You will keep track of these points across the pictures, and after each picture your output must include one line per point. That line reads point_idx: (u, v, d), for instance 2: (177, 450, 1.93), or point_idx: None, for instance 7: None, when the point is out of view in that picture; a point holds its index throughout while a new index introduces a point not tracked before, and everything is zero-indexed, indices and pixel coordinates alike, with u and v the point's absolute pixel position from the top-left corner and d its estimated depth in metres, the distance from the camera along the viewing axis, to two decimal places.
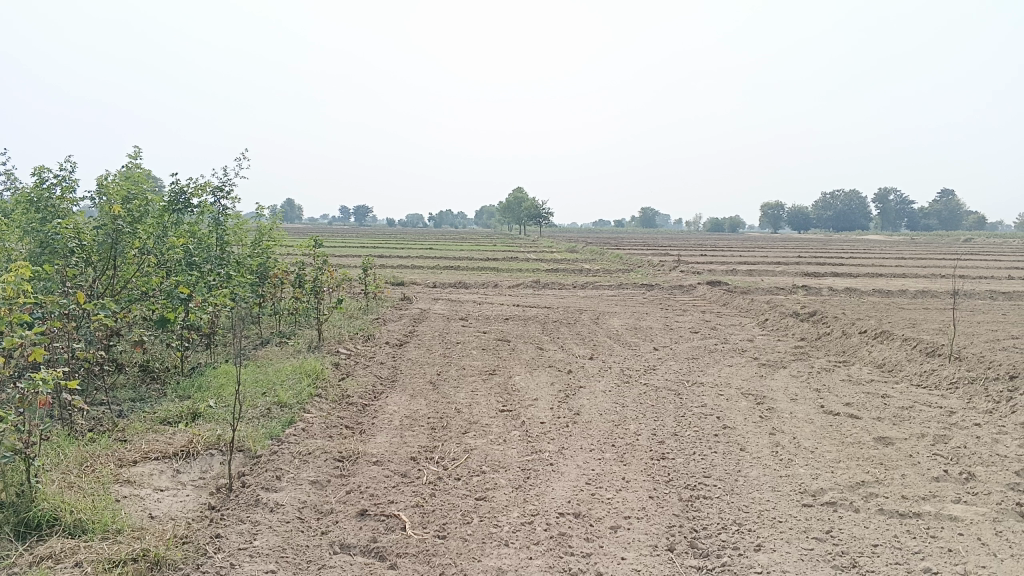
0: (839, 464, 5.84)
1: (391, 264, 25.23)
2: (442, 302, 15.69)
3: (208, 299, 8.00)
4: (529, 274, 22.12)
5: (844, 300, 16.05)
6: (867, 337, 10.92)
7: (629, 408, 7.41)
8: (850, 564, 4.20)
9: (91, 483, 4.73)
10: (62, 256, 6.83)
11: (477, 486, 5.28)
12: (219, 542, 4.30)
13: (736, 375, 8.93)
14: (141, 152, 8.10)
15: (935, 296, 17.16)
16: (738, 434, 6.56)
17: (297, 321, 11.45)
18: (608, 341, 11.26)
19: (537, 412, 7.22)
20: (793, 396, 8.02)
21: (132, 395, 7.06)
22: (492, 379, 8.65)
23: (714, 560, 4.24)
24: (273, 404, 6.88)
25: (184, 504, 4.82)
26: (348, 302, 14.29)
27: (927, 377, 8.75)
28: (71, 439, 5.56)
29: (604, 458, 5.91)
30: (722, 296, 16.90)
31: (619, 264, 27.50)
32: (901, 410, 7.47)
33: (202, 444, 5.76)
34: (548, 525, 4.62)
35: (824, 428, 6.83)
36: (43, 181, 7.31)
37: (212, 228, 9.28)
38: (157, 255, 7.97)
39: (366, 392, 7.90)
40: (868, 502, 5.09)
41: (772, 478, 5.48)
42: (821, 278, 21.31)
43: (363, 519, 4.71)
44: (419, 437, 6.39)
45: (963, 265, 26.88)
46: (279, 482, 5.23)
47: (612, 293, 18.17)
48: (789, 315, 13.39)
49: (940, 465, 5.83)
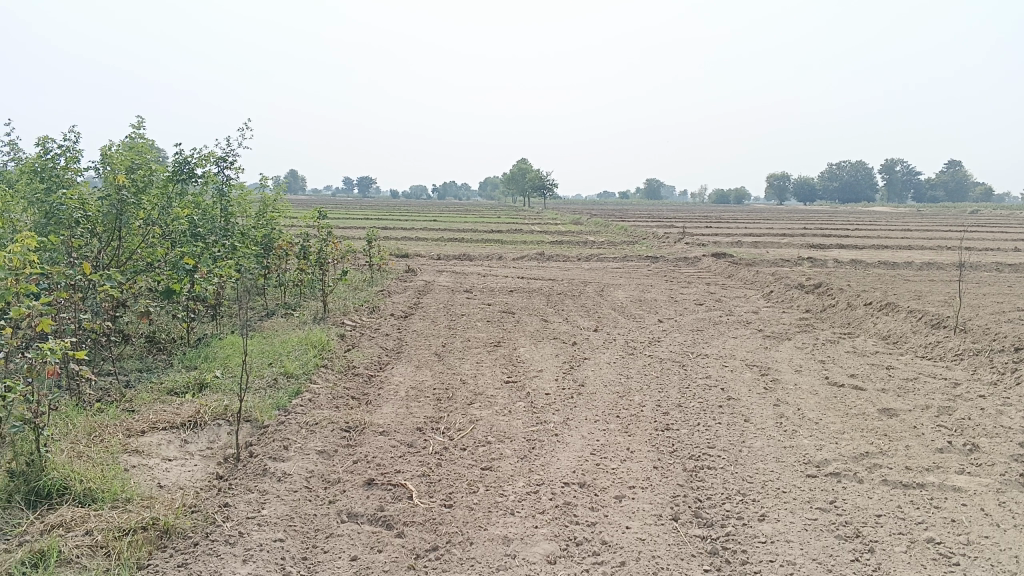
0: (843, 435, 5.86)
1: (395, 236, 25.22)
2: (446, 274, 15.70)
3: (213, 270, 8.02)
4: (534, 246, 22.07)
5: (849, 272, 16.01)
6: (872, 309, 10.91)
7: (634, 379, 7.43)
8: (854, 534, 4.23)
9: (100, 453, 4.77)
10: (67, 227, 6.84)
11: (483, 456, 5.31)
12: (228, 510, 4.34)
13: (741, 347, 8.95)
14: (144, 122, 8.07)
15: (941, 268, 17.11)
16: (742, 405, 6.58)
17: (303, 293, 11.47)
18: (612, 313, 11.26)
19: (541, 383, 7.25)
20: (797, 367, 8.04)
21: (139, 366, 7.10)
22: (497, 350, 8.67)
23: (718, 530, 4.27)
24: (279, 375, 6.91)
25: (193, 473, 4.86)
26: (352, 274, 14.30)
27: (932, 349, 8.75)
28: (79, 409, 5.60)
29: (609, 428, 5.93)
30: (726, 268, 16.86)
31: (624, 236, 27.43)
32: (905, 381, 7.48)
33: (209, 414, 5.80)
34: (553, 494, 4.66)
35: (828, 399, 6.85)
36: (47, 151, 7.30)
37: (216, 199, 9.27)
38: (161, 226, 7.97)
39: (371, 363, 7.93)
40: (872, 473, 5.11)
41: (776, 449, 5.51)
42: (827, 249, 21.26)
43: (370, 488, 4.76)
44: (424, 408, 6.42)
45: (970, 237, 26.74)
46: (286, 452, 5.27)
47: (617, 265, 18.15)
48: (794, 287, 13.38)
49: (944, 436, 5.85)
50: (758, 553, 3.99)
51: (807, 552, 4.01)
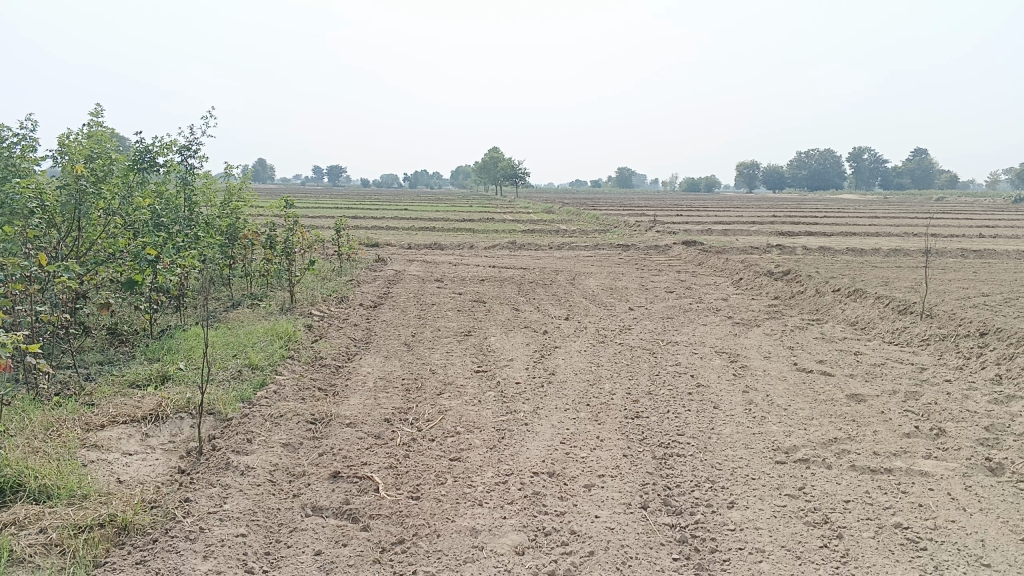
0: (812, 421, 5.87)
1: (364, 225, 24.96)
2: (417, 264, 15.57)
3: (176, 261, 7.84)
4: (505, 235, 21.96)
5: (817, 259, 16.12)
6: (840, 295, 10.99)
7: (604, 367, 7.40)
8: (822, 520, 4.22)
9: (56, 448, 4.63)
10: (23, 217, 6.63)
11: (451, 447, 5.25)
12: (188, 506, 4.23)
13: (711, 334, 8.95)
14: (103, 109, 7.85)
15: (907, 254, 17.27)
16: (712, 392, 6.57)
17: (269, 283, 11.28)
18: (584, 302, 11.22)
19: (512, 372, 7.20)
20: (767, 354, 8.06)
21: (99, 358, 6.92)
22: (467, 340, 8.60)
23: (687, 518, 4.24)
24: (244, 366, 6.79)
25: (154, 467, 4.75)
26: (321, 264, 14.12)
27: (899, 334, 8.81)
28: (36, 403, 5.44)
29: (579, 417, 5.89)
30: (696, 255, 16.88)
31: (595, 224, 27.45)
32: (873, 366, 7.54)
33: (171, 408, 5.67)
34: (522, 484, 4.61)
35: (798, 385, 6.87)
36: (2, 139, 7.07)
37: (179, 188, 9.05)
38: (122, 216, 7.78)
39: (339, 353, 7.83)
40: (841, 459, 5.11)
41: (745, 436, 5.50)
42: (795, 237, 21.47)
43: (336, 481, 4.67)
44: (393, 398, 6.34)
45: (934, 223, 27.14)
46: (250, 445, 5.16)
47: (588, 253, 18.11)
48: (764, 274, 13.43)
49: (912, 421, 5.88)
50: (728, 541, 3.97)
51: (776, 539, 3.99)
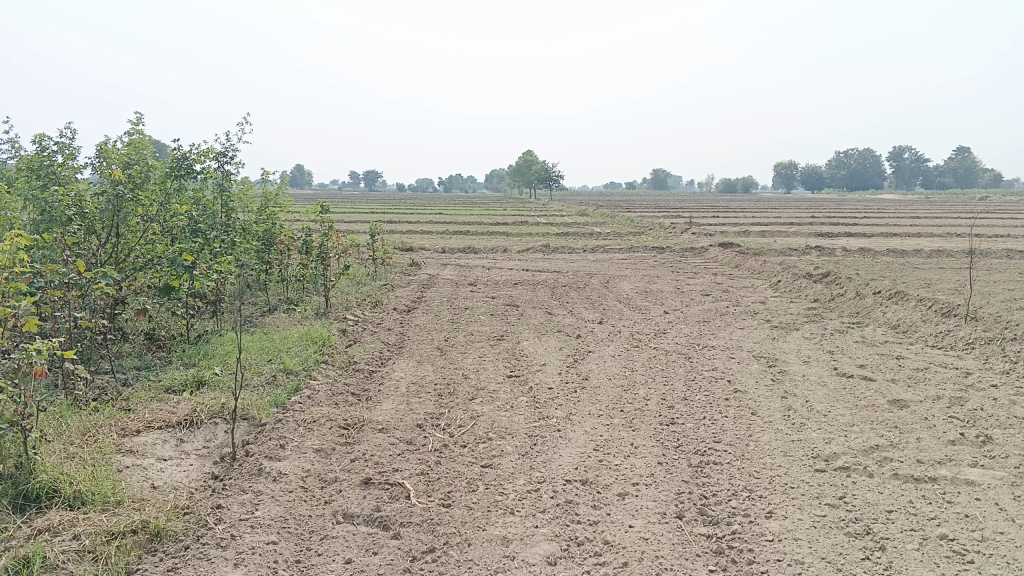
0: (852, 428, 5.73)
1: (399, 229, 25.05)
2: (451, 268, 15.56)
3: (212, 266, 7.91)
4: (540, 238, 21.90)
5: (857, 261, 15.76)
6: (881, 298, 10.76)
7: (638, 372, 7.31)
8: (864, 531, 4.10)
9: (92, 454, 4.67)
10: (62, 224, 6.70)
11: (483, 453, 5.20)
12: (220, 513, 4.24)
13: (748, 338, 8.80)
14: (141, 117, 7.92)
15: (951, 255, 16.85)
16: (749, 398, 6.45)
17: (306, 288, 11.36)
18: (617, 305, 11.11)
19: (544, 377, 7.14)
20: (806, 358, 7.90)
21: (136, 364, 6.99)
22: (500, 344, 8.55)
23: (724, 528, 4.14)
24: (279, 371, 6.82)
25: (187, 473, 4.77)
26: (355, 268, 14.19)
27: (943, 338, 8.59)
28: (73, 408, 5.50)
29: (612, 423, 5.81)
30: (733, 258, 16.67)
31: (630, 226, 27.29)
32: (915, 371, 7.35)
33: (206, 413, 5.70)
34: (555, 492, 4.55)
35: (838, 390, 6.72)
36: (43, 148, 7.15)
37: (216, 194, 9.12)
38: (159, 222, 7.87)
39: (372, 358, 7.83)
40: (883, 467, 4.97)
41: (783, 443, 5.38)
42: (836, 238, 21.11)
43: (367, 487, 4.65)
44: (425, 403, 6.32)
45: (978, 223, 26.52)
46: (283, 450, 5.17)
47: (622, 256, 17.96)
48: (802, 276, 13.21)
49: (957, 428, 5.71)
50: (765, 552, 3.86)
51: (816, 550, 3.88)
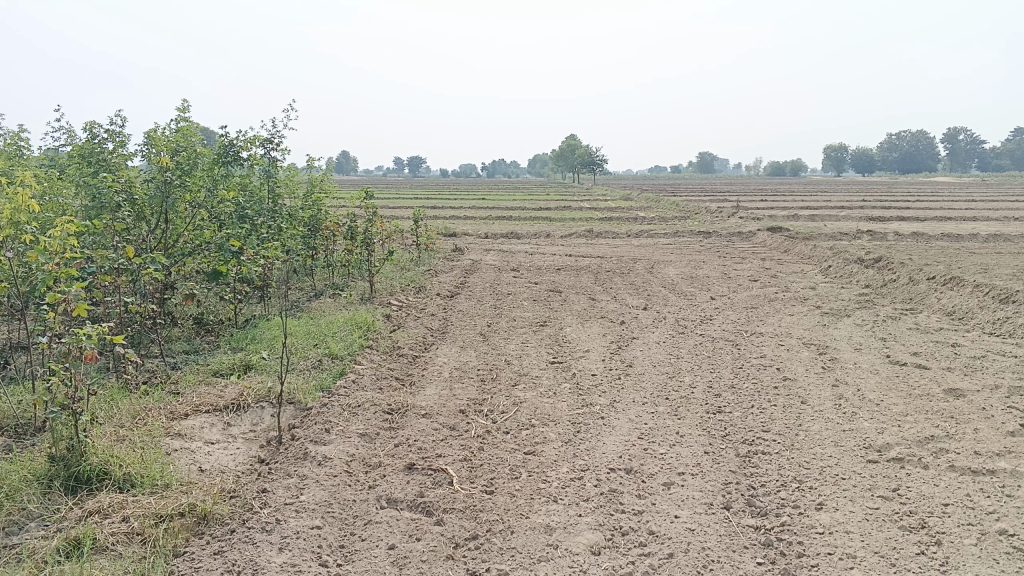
0: (906, 418, 5.56)
1: (443, 215, 25.05)
2: (494, 253, 15.52)
3: (259, 251, 7.98)
4: (584, 223, 21.76)
5: (911, 246, 15.32)
6: (936, 283, 10.46)
7: (684, 359, 7.20)
8: (919, 524, 3.97)
9: (142, 437, 4.75)
10: (112, 210, 6.80)
11: (526, 440, 5.17)
12: (265, 496, 4.27)
13: (798, 325, 8.62)
14: (189, 104, 7.99)
15: (1009, 240, 16.31)
16: (799, 386, 6.31)
17: (350, 272, 11.43)
18: (662, 291, 10.96)
19: (588, 364, 7.06)
20: (857, 345, 7.70)
21: (186, 348, 7.10)
22: (543, 330, 8.49)
23: (773, 519, 4.05)
24: (324, 355, 6.86)
25: (235, 457, 4.83)
26: (399, 254, 14.22)
27: (1001, 325, 8.31)
28: (123, 392, 5.61)
29: (657, 412, 5.72)
30: (782, 242, 16.35)
31: (675, 210, 26.95)
32: (972, 359, 7.12)
33: (252, 397, 5.77)
34: (598, 481, 4.49)
35: (890, 378, 6.54)
36: (94, 136, 7.24)
37: (263, 180, 9.19)
38: (207, 208, 7.95)
39: (416, 344, 7.83)
40: (938, 458, 4.82)
41: (834, 433, 5.25)
42: (888, 222, 20.57)
43: (411, 473, 4.66)
44: (468, 389, 6.30)
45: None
46: (328, 435, 5.19)
47: (667, 241, 17.72)
48: (853, 261, 12.89)
49: (1016, 419, 5.51)
50: (816, 545, 3.77)
51: (869, 544, 3.78)
